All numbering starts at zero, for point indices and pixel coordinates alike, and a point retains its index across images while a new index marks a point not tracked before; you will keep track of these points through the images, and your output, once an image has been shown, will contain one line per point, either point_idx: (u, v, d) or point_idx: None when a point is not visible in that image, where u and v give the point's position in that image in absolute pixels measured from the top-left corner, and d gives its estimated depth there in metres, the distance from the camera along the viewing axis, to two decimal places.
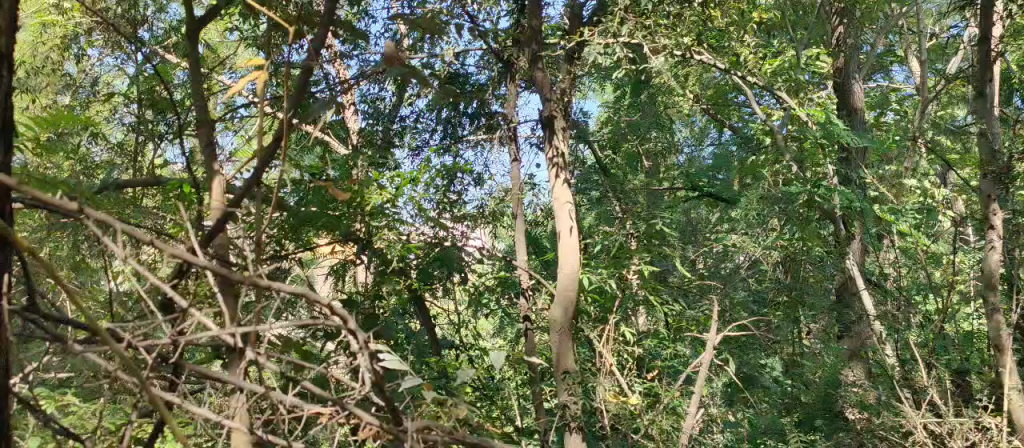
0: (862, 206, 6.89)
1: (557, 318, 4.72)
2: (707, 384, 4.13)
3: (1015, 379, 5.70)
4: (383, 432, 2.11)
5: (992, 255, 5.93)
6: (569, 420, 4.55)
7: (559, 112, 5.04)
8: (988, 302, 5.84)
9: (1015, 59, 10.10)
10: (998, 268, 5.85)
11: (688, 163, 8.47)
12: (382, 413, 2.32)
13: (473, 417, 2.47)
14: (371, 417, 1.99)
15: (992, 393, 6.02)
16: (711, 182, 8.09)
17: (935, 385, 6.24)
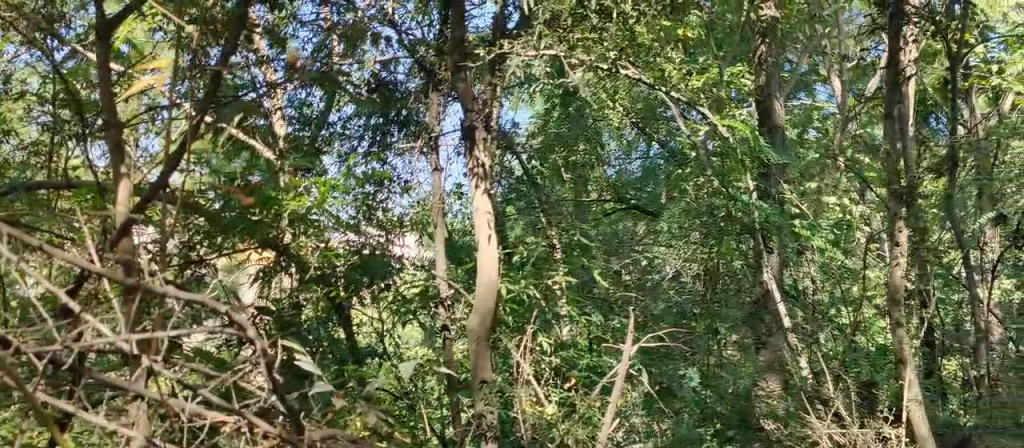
0: (780, 222, 7.06)
1: (475, 327, 4.64)
2: (621, 395, 4.19)
3: (914, 392, 6.06)
4: (283, 440, 2.23)
5: (898, 272, 6.15)
6: (485, 430, 4.52)
7: (480, 123, 5.06)
8: (893, 317, 6.07)
9: (930, 83, 10.47)
10: (904, 285, 6.07)
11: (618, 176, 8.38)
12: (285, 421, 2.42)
13: (380, 423, 2.55)
14: (263, 424, 2.15)
15: (890, 407, 6.61)
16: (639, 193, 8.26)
17: (841, 396, 6.50)
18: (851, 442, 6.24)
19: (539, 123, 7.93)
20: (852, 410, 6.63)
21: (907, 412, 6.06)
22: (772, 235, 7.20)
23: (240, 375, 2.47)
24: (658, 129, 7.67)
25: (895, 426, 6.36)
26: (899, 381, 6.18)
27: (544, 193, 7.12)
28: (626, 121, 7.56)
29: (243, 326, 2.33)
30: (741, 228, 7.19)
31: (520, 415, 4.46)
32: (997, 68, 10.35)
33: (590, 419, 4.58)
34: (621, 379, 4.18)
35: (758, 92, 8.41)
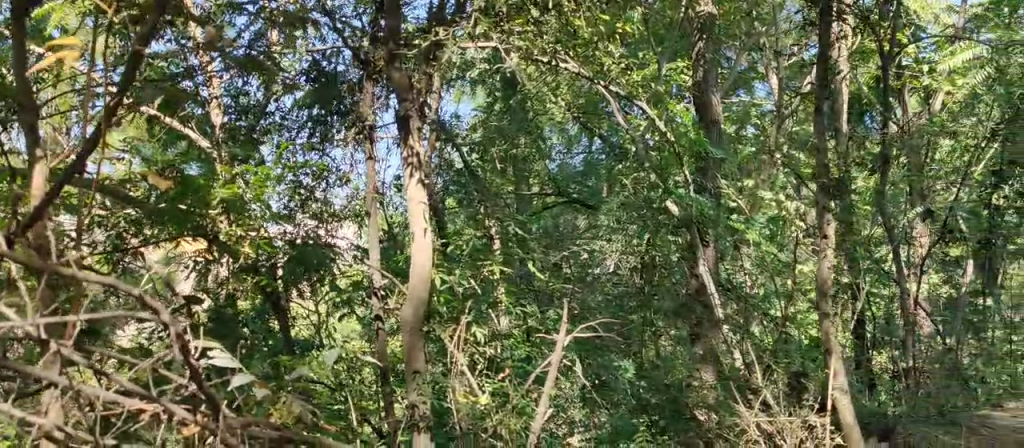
0: (715, 215, 7.14)
1: (408, 317, 4.55)
2: (554, 385, 4.20)
3: (839, 380, 6.15)
4: (202, 428, 2.21)
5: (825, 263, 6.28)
6: (417, 420, 4.48)
7: (415, 112, 5.03)
8: (821, 308, 6.18)
9: (865, 82, 10.68)
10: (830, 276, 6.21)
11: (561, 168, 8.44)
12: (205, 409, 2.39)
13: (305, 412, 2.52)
14: (180, 410, 2.16)
15: (817, 396, 6.73)
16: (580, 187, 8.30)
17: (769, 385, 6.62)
18: (779, 431, 6.29)
19: (481, 116, 8.22)
20: (781, 399, 6.74)
21: (833, 400, 6.16)
22: (708, 228, 7.27)
23: (157, 362, 2.43)
24: (601, 123, 7.76)
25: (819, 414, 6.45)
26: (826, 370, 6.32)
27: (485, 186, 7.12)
28: (568, 115, 7.56)
29: (158, 312, 2.29)
30: (676, 221, 7.23)
31: (454, 405, 4.46)
32: (927, 68, 10.60)
33: (523, 409, 4.58)
34: (554, 368, 4.20)
35: (694, 88, 8.52)
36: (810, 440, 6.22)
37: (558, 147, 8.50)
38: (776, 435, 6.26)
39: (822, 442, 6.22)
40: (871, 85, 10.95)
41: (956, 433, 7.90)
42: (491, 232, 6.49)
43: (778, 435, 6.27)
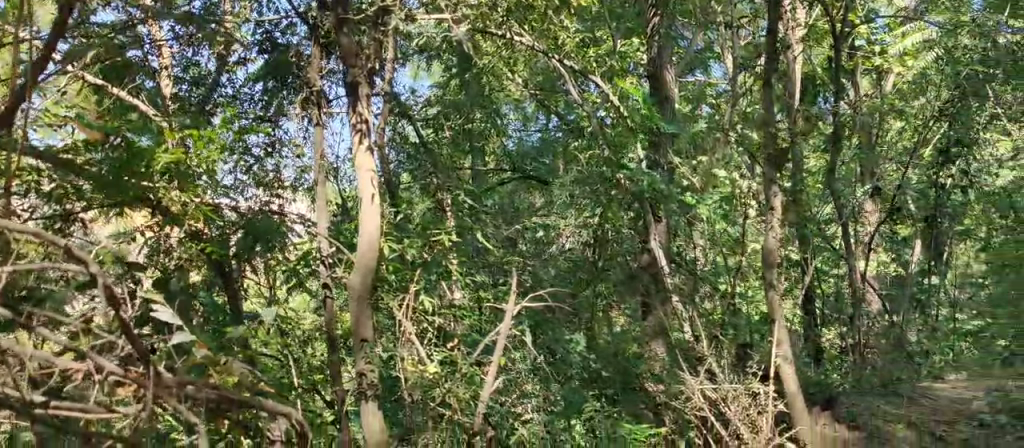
0: (668, 191, 7.15)
1: (354, 286, 4.44)
2: (503, 355, 4.23)
3: (783, 349, 6.82)
4: None
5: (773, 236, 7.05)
6: (365, 388, 4.44)
7: (364, 80, 4.91)
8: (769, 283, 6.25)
9: (818, 63, 10.81)
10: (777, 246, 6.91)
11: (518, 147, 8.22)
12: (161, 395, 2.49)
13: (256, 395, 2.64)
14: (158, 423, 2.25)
15: (761, 366, 6.99)
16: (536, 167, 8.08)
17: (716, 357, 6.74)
18: (723, 399, 6.47)
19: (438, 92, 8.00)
20: (728, 371, 6.84)
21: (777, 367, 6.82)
22: (661, 203, 7.29)
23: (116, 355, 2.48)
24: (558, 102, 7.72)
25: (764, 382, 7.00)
26: (771, 342, 7.03)
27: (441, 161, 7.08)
28: (524, 91, 7.53)
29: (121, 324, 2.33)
30: (630, 196, 7.22)
31: (403, 374, 4.44)
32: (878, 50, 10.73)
33: (472, 378, 4.61)
34: (503, 338, 4.21)
35: (649, 65, 8.53)
36: (753, 406, 6.49)
37: (515, 125, 8.22)
38: (720, 402, 6.44)
39: (764, 410, 6.48)
40: (824, 65, 11.04)
41: (897, 405, 8.11)
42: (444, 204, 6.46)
43: (722, 403, 6.45)
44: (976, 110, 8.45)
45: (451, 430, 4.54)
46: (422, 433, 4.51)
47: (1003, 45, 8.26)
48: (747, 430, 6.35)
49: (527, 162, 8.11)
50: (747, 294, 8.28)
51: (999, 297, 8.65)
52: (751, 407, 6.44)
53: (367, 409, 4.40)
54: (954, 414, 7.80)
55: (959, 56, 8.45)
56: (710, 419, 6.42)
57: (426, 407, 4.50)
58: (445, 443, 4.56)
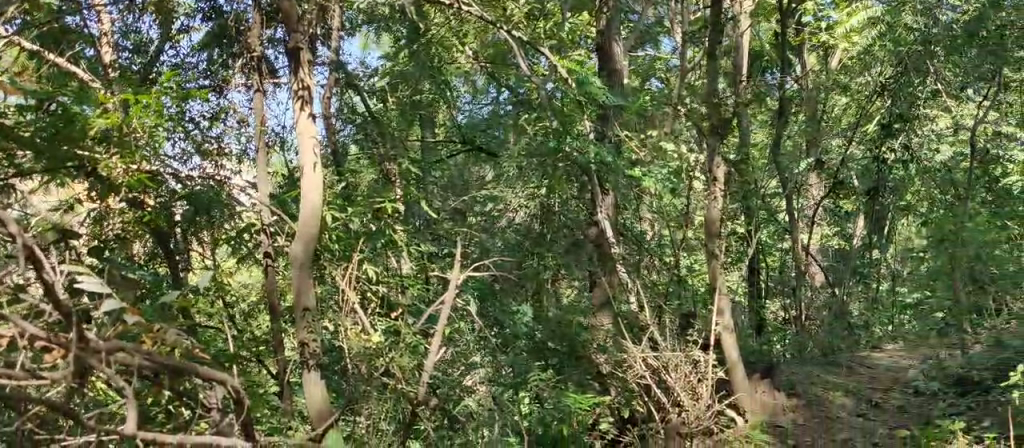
0: (615, 164, 7.15)
1: (296, 253, 4.29)
2: (446, 324, 4.27)
3: (724, 319, 7.03)
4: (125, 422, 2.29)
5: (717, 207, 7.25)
6: (308, 359, 4.32)
7: (305, 44, 4.40)
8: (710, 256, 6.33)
9: (766, 39, 10.94)
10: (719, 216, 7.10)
11: (470, 120, 7.85)
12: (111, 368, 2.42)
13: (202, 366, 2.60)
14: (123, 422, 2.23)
15: (701, 334, 7.19)
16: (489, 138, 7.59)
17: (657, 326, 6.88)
18: (664, 366, 6.76)
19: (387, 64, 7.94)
20: (669, 342, 6.93)
21: (718, 336, 7.03)
22: (608, 176, 7.29)
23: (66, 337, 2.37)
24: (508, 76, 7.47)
25: (706, 350, 7.22)
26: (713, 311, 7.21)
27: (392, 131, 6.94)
28: (473, 64, 7.34)
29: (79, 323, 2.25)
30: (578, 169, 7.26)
31: (346, 344, 4.52)
32: (825, 26, 10.86)
33: (416, 347, 4.66)
34: (447, 309, 4.28)
35: (598, 37, 8.51)
36: (692, 372, 6.81)
37: (464, 99, 7.97)
38: (661, 370, 6.76)
39: (704, 377, 6.84)
40: (771, 41, 11.19)
41: (835, 374, 8.33)
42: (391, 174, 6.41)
43: (664, 370, 6.75)
44: (917, 86, 8.59)
45: (393, 400, 4.46)
46: (364, 403, 4.44)
47: (945, 22, 8.13)
48: (688, 397, 6.74)
49: (476, 132, 7.63)
50: (693, 267, 8.37)
51: (936, 268, 8.87)
52: (689, 373, 6.74)
53: (309, 380, 4.28)
54: (891, 382, 8.03)
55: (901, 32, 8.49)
56: (652, 386, 6.77)
57: (369, 377, 4.49)
58: (387, 413, 4.44)
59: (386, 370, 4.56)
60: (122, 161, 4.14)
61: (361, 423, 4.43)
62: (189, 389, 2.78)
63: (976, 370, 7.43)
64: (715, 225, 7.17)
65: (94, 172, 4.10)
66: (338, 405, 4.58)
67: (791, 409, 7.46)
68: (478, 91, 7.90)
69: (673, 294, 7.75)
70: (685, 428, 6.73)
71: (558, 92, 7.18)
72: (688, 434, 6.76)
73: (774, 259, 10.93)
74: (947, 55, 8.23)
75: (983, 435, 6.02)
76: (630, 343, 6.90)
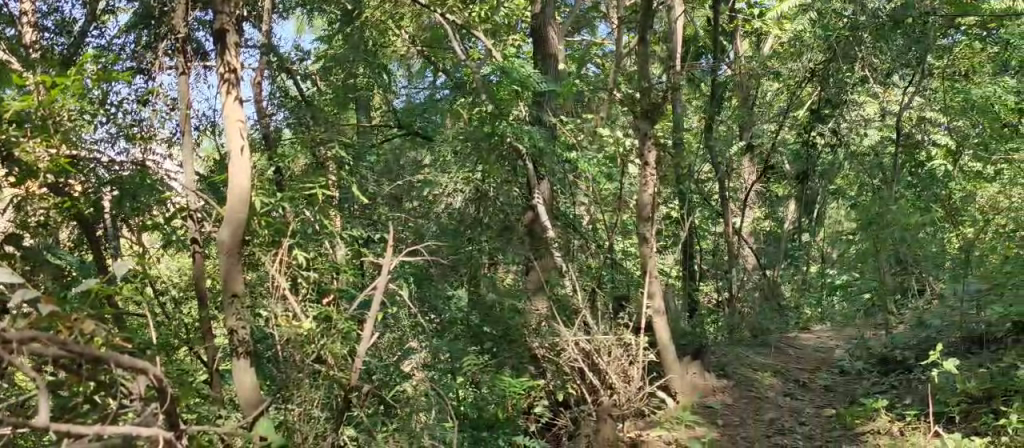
0: (550, 150, 7.20)
1: (225, 239, 4.16)
2: (379, 311, 4.26)
3: (656, 302, 7.10)
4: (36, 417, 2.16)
5: (647, 191, 7.26)
6: (238, 346, 4.21)
7: (232, 26, 4.24)
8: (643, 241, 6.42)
9: (700, 25, 11.12)
10: (651, 201, 7.19)
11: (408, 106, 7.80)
12: (21, 359, 2.28)
13: (119, 356, 2.47)
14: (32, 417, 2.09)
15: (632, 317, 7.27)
16: (427, 124, 7.53)
17: (588, 309, 6.96)
18: (596, 349, 6.66)
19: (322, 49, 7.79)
20: (599, 323, 7.01)
21: (649, 318, 7.10)
22: (543, 159, 7.31)
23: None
24: (446, 59, 7.91)
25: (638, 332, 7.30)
26: (644, 294, 7.27)
27: (326, 117, 6.71)
28: (413, 49, 7.69)
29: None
30: (512, 154, 7.21)
31: (277, 331, 4.44)
32: (757, 13, 11.06)
33: (348, 334, 4.67)
34: (380, 298, 4.27)
35: (532, 21, 8.45)
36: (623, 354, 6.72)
37: (401, 83, 7.91)
38: (593, 353, 6.62)
39: (635, 360, 6.76)
40: (704, 27, 11.35)
41: (766, 356, 8.63)
42: (322, 157, 5.97)
43: (596, 353, 6.62)
44: (846, 72, 8.81)
45: (326, 387, 4.51)
46: (296, 391, 4.44)
47: (873, 9, 8.26)
48: (620, 379, 6.61)
49: (416, 116, 7.56)
50: (627, 251, 8.48)
51: (862, 250, 9.12)
52: (621, 356, 6.64)
53: (236, 366, 4.18)
54: (817, 363, 8.54)
55: (830, 19, 8.67)
56: (584, 370, 6.61)
57: (302, 364, 4.47)
58: (319, 401, 4.48)
59: (318, 357, 4.54)
60: (43, 144, 3.95)
61: (293, 411, 4.43)
62: (110, 379, 2.71)
63: (899, 350, 7.71)
64: (647, 210, 7.25)
65: (13, 156, 3.89)
66: (271, 392, 4.53)
67: (722, 389, 7.62)
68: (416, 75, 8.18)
69: (607, 278, 7.83)
70: (617, 410, 6.56)
71: (494, 78, 7.16)
72: (619, 416, 6.59)
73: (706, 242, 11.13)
74: (875, 42, 8.44)
75: (904, 412, 6.24)
76: (561, 326, 6.81)
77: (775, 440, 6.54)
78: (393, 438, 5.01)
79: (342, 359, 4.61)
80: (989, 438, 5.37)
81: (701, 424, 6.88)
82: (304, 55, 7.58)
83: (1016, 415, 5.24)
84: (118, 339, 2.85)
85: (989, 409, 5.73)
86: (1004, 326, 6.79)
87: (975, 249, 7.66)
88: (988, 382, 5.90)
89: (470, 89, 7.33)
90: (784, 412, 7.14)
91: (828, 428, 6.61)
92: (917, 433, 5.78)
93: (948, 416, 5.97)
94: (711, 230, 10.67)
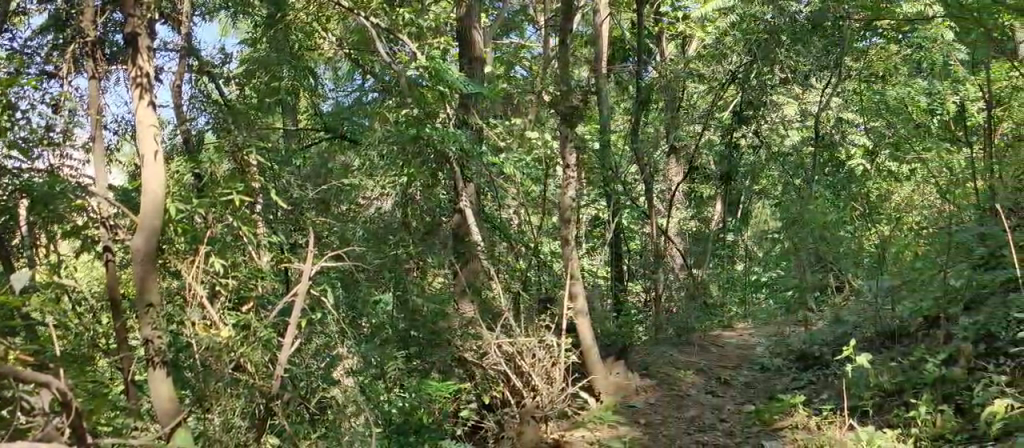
0: (475, 153, 7.21)
1: (139, 246, 4.04)
2: (300, 316, 4.22)
3: (578, 303, 7.23)
4: None
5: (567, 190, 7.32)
6: (153, 355, 4.10)
7: (145, 29, 4.13)
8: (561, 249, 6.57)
9: (625, 30, 11.34)
10: (572, 203, 7.28)
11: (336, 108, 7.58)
12: None
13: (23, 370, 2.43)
14: None
15: (555, 319, 7.39)
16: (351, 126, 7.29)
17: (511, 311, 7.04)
18: (518, 352, 6.82)
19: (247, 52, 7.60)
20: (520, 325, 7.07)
21: (572, 319, 7.22)
22: (469, 162, 7.27)
23: None
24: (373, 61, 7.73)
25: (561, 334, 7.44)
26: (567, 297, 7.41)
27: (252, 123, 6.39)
28: (339, 52, 7.67)
29: None
30: (437, 158, 7.15)
31: (194, 338, 4.36)
32: (682, 17, 11.29)
33: (269, 341, 4.65)
34: (301, 304, 4.26)
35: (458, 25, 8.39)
36: (544, 355, 6.89)
37: (328, 87, 7.82)
38: (516, 356, 6.82)
39: (557, 361, 6.96)
40: (630, 30, 11.55)
41: (688, 354, 8.82)
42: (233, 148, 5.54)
43: (518, 356, 6.81)
44: (766, 74, 9.02)
45: (246, 396, 4.44)
46: (216, 401, 4.36)
47: (793, 12, 8.55)
48: (542, 381, 6.78)
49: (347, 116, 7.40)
50: (555, 253, 8.53)
51: (784, 249, 9.33)
52: (542, 358, 6.84)
53: (153, 376, 4.09)
54: (738, 360, 8.80)
55: (749, 24, 8.87)
56: (507, 372, 6.77)
57: (220, 372, 4.41)
58: (240, 410, 4.40)
59: (237, 365, 4.50)
60: None
61: (213, 420, 4.34)
62: (13, 396, 2.66)
63: (817, 346, 7.95)
64: (569, 212, 7.33)
65: None
66: (188, 401, 4.46)
67: (645, 388, 7.73)
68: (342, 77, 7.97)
69: (532, 279, 7.84)
70: (539, 411, 6.75)
71: (421, 80, 7.16)
72: (542, 417, 6.80)
73: (634, 243, 11.27)
74: (792, 45, 8.69)
75: (821, 407, 6.42)
76: (484, 329, 6.92)
77: (695, 437, 6.66)
78: (315, 445, 5.01)
79: (262, 367, 4.60)
80: (899, 429, 5.56)
81: (624, 423, 6.98)
82: (227, 57, 7.38)
83: (924, 407, 5.42)
84: (18, 353, 2.80)
85: (901, 402, 5.92)
86: (915, 321, 7.00)
87: (888, 248, 7.86)
88: (900, 376, 6.08)
89: (398, 91, 7.25)
90: (705, 409, 7.26)
91: (746, 424, 6.74)
92: (833, 427, 5.94)
93: (862, 410, 6.15)
94: (637, 231, 10.86)
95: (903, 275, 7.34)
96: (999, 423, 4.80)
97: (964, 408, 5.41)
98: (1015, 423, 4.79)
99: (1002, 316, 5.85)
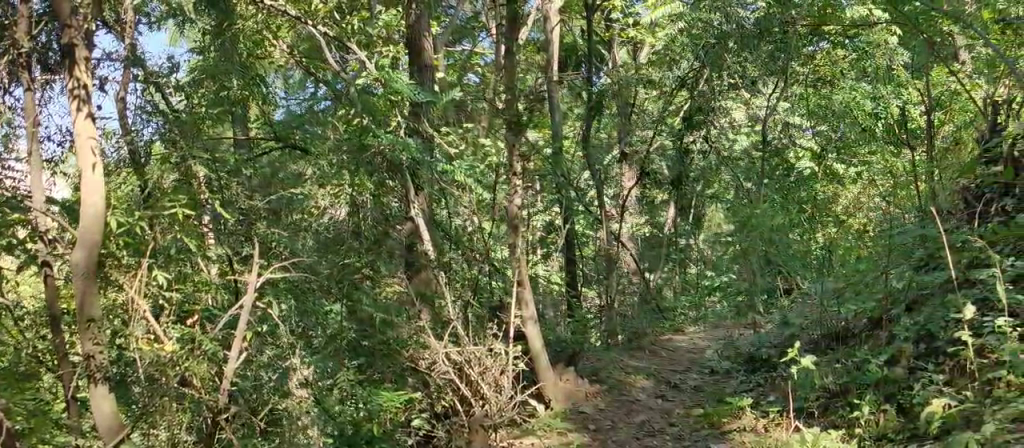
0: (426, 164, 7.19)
1: (80, 261, 3.96)
2: (245, 330, 4.22)
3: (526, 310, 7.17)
4: None
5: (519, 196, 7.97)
6: (94, 372, 4.01)
7: (83, 40, 4.04)
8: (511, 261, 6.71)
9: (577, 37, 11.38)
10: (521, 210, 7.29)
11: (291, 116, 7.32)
12: None
13: None
14: None
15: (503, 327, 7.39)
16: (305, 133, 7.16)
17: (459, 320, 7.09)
18: (466, 360, 6.77)
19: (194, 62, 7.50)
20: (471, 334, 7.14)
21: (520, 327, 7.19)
22: (419, 169, 7.25)
23: None
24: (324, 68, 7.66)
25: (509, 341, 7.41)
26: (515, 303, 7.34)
27: (200, 134, 6.32)
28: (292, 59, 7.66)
29: None
30: (390, 168, 7.08)
31: (137, 352, 4.34)
32: (633, 22, 11.37)
33: (215, 355, 4.62)
34: (245, 317, 4.21)
35: (407, 31, 8.30)
36: (494, 364, 6.90)
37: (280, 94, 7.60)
38: (464, 365, 6.74)
39: (505, 368, 6.96)
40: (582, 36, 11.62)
41: (639, 359, 8.96)
42: (175, 158, 5.41)
43: (466, 365, 6.75)
44: (715, 80, 9.09)
45: (193, 410, 4.39)
46: (161, 415, 4.26)
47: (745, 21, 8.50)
48: (491, 389, 6.76)
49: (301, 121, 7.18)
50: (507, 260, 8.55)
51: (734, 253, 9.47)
52: (491, 366, 6.83)
53: (95, 393, 4.02)
54: (689, 364, 8.92)
55: (698, 31, 8.90)
56: (455, 382, 6.70)
57: (166, 387, 4.34)
58: (186, 424, 4.34)
59: (183, 380, 4.45)
60: None
61: (159, 436, 4.25)
62: None
63: (764, 349, 8.11)
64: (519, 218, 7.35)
65: None
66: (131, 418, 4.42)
67: (596, 394, 7.80)
68: (294, 85, 7.78)
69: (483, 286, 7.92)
70: (488, 420, 6.72)
71: (375, 90, 7.16)
72: (491, 426, 6.77)
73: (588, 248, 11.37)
74: (740, 51, 8.75)
75: (767, 409, 6.56)
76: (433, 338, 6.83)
77: (644, 442, 6.72)
78: None
79: (208, 381, 4.53)
80: (842, 430, 5.67)
81: (573, 430, 7.02)
82: (173, 66, 7.27)
83: (866, 408, 5.54)
84: None
85: (844, 402, 6.05)
86: (859, 322, 7.13)
87: (835, 250, 7.99)
88: (843, 377, 6.20)
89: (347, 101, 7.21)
90: (655, 413, 7.34)
91: (694, 427, 6.82)
92: (778, 429, 6.08)
93: (807, 411, 6.28)
94: (589, 236, 10.96)
95: (847, 277, 7.47)
96: (936, 423, 4.87)
97: (905, 407, 5.51)
98: (952, 422, 4.85)
99: (940, 317, 5.94)
